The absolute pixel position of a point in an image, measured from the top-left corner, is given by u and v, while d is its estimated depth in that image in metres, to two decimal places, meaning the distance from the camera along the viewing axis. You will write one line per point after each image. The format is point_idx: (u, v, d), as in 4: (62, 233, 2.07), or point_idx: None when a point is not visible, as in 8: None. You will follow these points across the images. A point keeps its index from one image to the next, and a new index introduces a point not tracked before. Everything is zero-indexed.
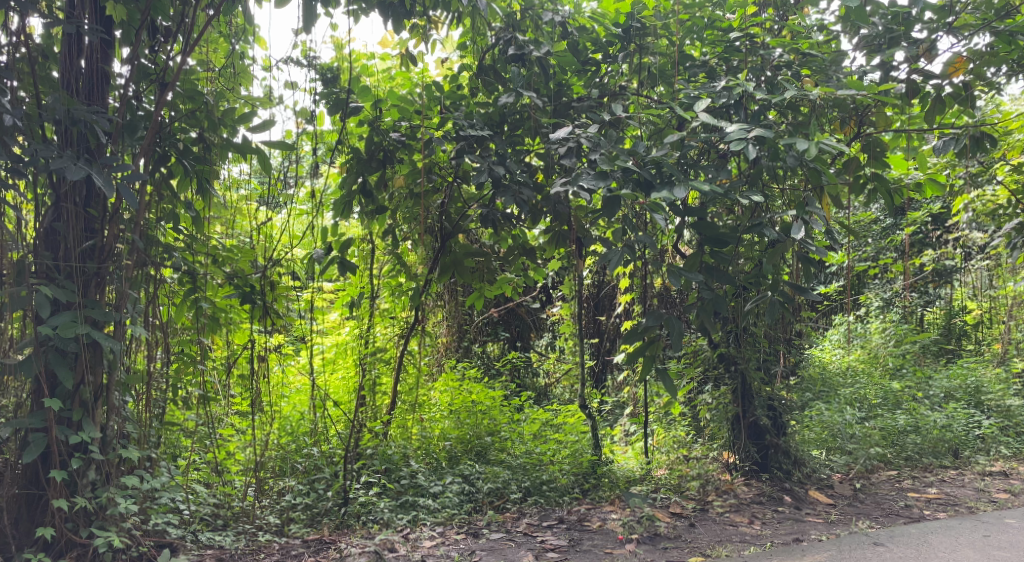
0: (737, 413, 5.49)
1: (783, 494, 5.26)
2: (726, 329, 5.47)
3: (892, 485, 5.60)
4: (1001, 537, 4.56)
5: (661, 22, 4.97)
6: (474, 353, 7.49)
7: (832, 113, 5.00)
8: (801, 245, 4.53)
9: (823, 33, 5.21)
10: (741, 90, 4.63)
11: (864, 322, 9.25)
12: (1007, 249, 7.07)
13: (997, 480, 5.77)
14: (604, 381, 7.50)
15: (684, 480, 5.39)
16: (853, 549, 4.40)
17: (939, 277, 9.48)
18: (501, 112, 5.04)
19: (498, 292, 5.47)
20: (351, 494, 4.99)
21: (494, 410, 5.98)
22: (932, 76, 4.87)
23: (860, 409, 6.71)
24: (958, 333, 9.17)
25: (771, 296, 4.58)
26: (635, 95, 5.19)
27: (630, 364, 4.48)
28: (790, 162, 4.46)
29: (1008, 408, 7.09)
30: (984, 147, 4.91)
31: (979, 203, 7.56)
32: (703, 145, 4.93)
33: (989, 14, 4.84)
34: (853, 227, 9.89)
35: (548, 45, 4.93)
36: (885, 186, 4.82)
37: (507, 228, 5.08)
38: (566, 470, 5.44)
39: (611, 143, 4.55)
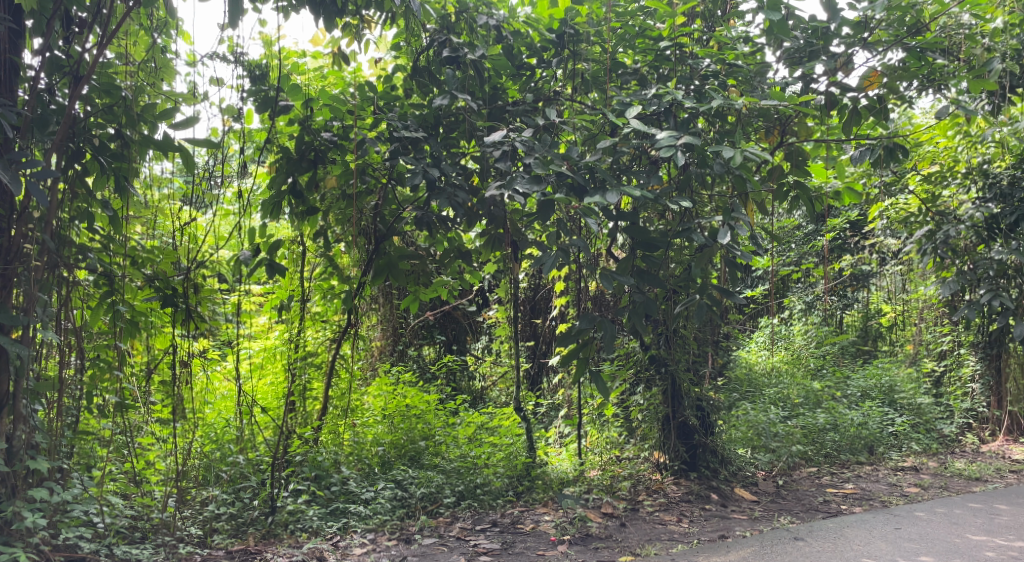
0: (667, 413, 5.60)
1: (710, 492, 5.41)
2: (656, 331, 5.55)
3: (812, 481, 5.83)
4: (911, 529, 4.81)
5: (594, 30, 5.04)
6: (409, 357, 7.45)
7: (757, 122, 5.18)
8: (728, 250, 4.67)
9: (748, 44, 5.36)
10: (671, 98, 4.76)
11: (788, 324, 9.70)
12: (918, 255, 7.48)
13: (908, 475, 6.08)
14: (539, 383, 7.51)
15: (616, 481, 5.47)
16: (774, 544, 4.57)
17: (857, 282, 9.95)
18: (436, 114, 5.01)
19: (433, 295, 5.42)
20: (279, 502, 4.87)
21: (429, 414, 5.95)
22: (850, 88, 5.07)
23: (783, 408, 7.01)
24: (874, 335, 9.63)
25: (699, 298, 4.70)
26: (570, 100, 5.22)
27: (564, 366, 4.53)
28: (716, 169, 4.62)
29: (919, 406, 7.46)
30: (897, 157, 5.17)
31: (894, 211, 7.59)
32: (635, 151, 5.03)
33: (901, 31, 5.12)
34: (777, 233, 10.26)
35: (483, 49, 4.94)
36: (806, 194, 5.03)
37: (443, 230, 5.06)
38: (500, 473, 5.45)
39: (545, 147, 4.60)
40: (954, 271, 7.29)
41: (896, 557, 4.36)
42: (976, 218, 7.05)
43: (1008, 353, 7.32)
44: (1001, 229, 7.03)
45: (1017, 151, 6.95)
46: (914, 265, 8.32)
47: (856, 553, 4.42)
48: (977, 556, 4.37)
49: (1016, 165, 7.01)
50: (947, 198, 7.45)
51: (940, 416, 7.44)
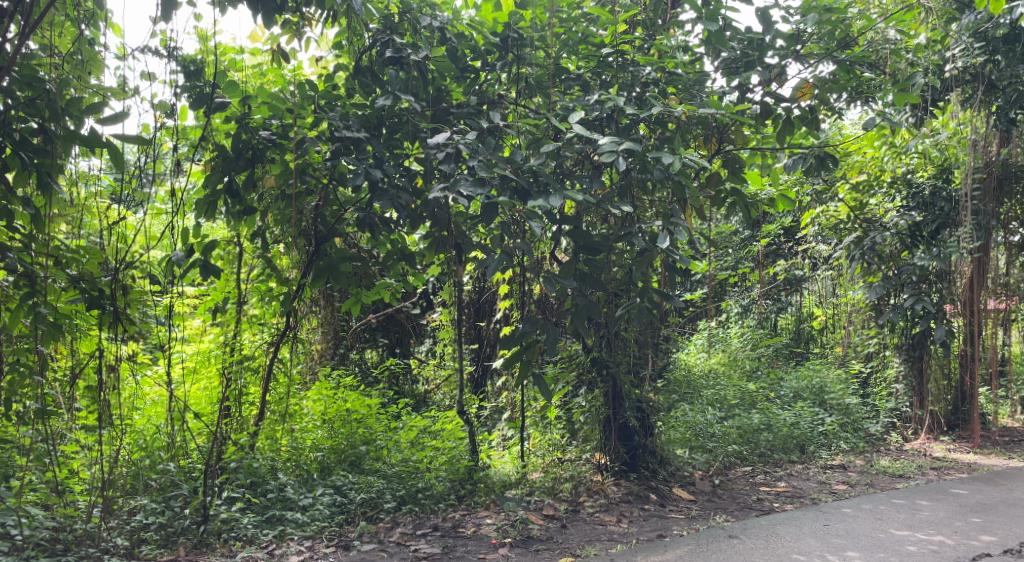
0: (608, 415, 5.66)
1: (649, 492, 5.51)
2: (598, 333, 5.59)
3: (747, 480, 6.00)
4: (839, 525, 4.99)
5: (538, 35, 5.10)
6: (351, 360, 7.36)
7: (696, 130, 5.29)
8: (668, 254, 4.76)
9: (688, 53, 5.52)
10: (613, 105, 4.82)
11: (725, 327, 9.96)
12: (847, 261, 7.78)
13: (837, 473, 6.31)
14: (482, 387, 7.48)
15: (558, 483, 5.50)
16: (709, 542, 4.68)
17: (791, 285, 10.25)
18: (378, 115, 4.94)
19: (376, 297, 5.36)
20: (212, 510, 4.72)
21: (370, 419, 5.83)
22: (783, 98, 5.24)
23: (720, 409, 7.19)
24: (806, 338, 9.89)
25: (640, 302, 4.78)
26: (513, 104, 5.27)
27: (507, 369, 4.56)
28: (656, 175, 4.70)
29: (847, 406, 7.75)
30: (828, 166, 5.37)
31: (824, 218, 7.99)
32: (578, 155, 5.08)
33: (831, 44, 5.33)
34: (715, 238, 10.51)
35: (427, 50, 4.91)
36: (743, 201, 5.18)
37: (386, 232, 5.01)
38: (442, 477, 5.38)
39: (489, 150, 4.61)
40: (881, 277, 7.58)
41: (824, 553, 4.51)
42: (900, 226, 7.41)
43: (929, 356, 7.64)
44: (923, 237, 7.43)
45: (939, 162, 7.39)
46: (843, 270, 8.55)
47: (787, 550, 4.55)
48: (900, 550, 4.55)
49: (937, 176, 7.44)
50: (874, 207, 7.73)
51: (867, 415, 7.81)
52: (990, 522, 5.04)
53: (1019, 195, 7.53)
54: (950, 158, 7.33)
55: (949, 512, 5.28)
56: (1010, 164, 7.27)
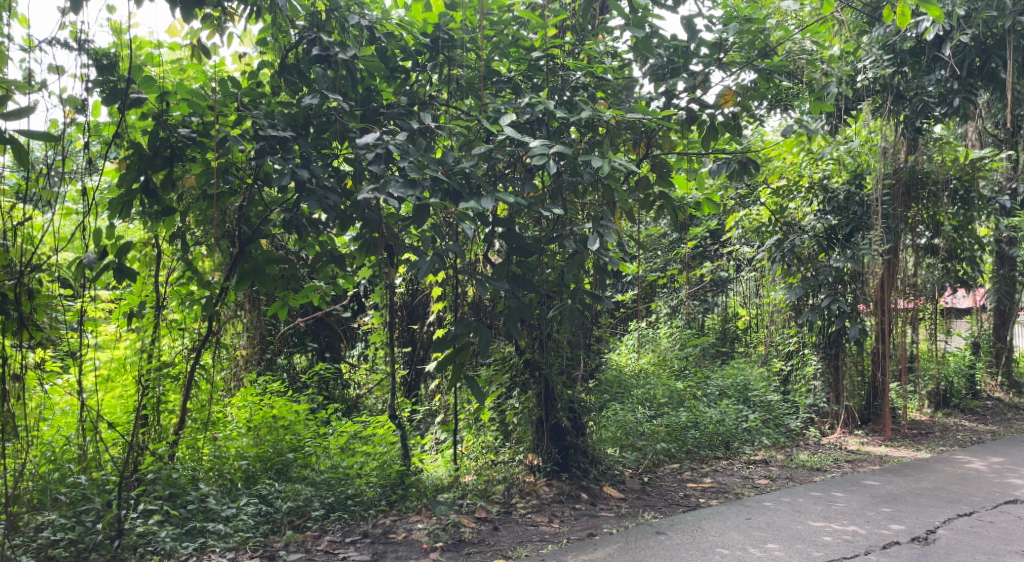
0: (541, 416, 5.68)
1: (580, 492, 5.56)
2: (531, 335, 5.60)
3: (675, 477, 6.13)
4: (760, 518, 5.16)
5: (468, 36, 5.05)
6: (279, 366, 7.16)
7: (626, 135, 5.35)
8: (598, 256, 4.85)
9: (616, 59, 5.55)
10: (543, 108, 4.85)
11: (655, 327, 10.18)
12: (768, 263, 8.09)
13: (759, 467, 6.52)
14: (416, 390, 7.41)
15: (492, 485, 5.52)
16: (638, 539, 4.76)
17: (718, 286, 10.66)
18: (305, 113, 4.82)
19: (304, 300, 5.32)
20: (127, 524, 4.52)
21: (297, 425, 5.70)
22: (708, 105, 5.41)
23: (650, 408, 7.38)
24: (731, 337, 10.19)
25: (571, 303, 4.87)
26: (444, 106, 5.21)
27: (441, 371, 4.61)
28: (586, 178, 4.77)
29: (769, 403, 8.02)
30: (750, 171, 5.56)
31: (747, 221, 8.28)
32: (510, 157, 5.08)
33: (752, 53, 5.45)
34: (644, 241, 10.69)
35: (355, 49, 4.83)
36: (670, 205, 5.34)
37: (314, 233, 4.91)
38: (373, 482, 5.31)
39: (419, 151, 4.58)
40: (799, 278, 7.90)
41: (747, 546, 4.66)
42: (817, 229, 7.69)
43: (844, 353, 8.01)
44: (839, 239, 7.70)
45: (852, 168, 7.69)
46: (765, 271, 8.87)
47: (711, 544, 4.68)
48: (817, 541, 4.74)
49: (850, 181, 7.74)
50: (793, 210, 8.02)
51: (788, 411, 8.04)
52: (899, 512, 5.31)
53: (925, 200, 7.91)
54: (862, 165, 7.67)
55: (862, 503, 5.54)
56: (916, 171, 7.79)
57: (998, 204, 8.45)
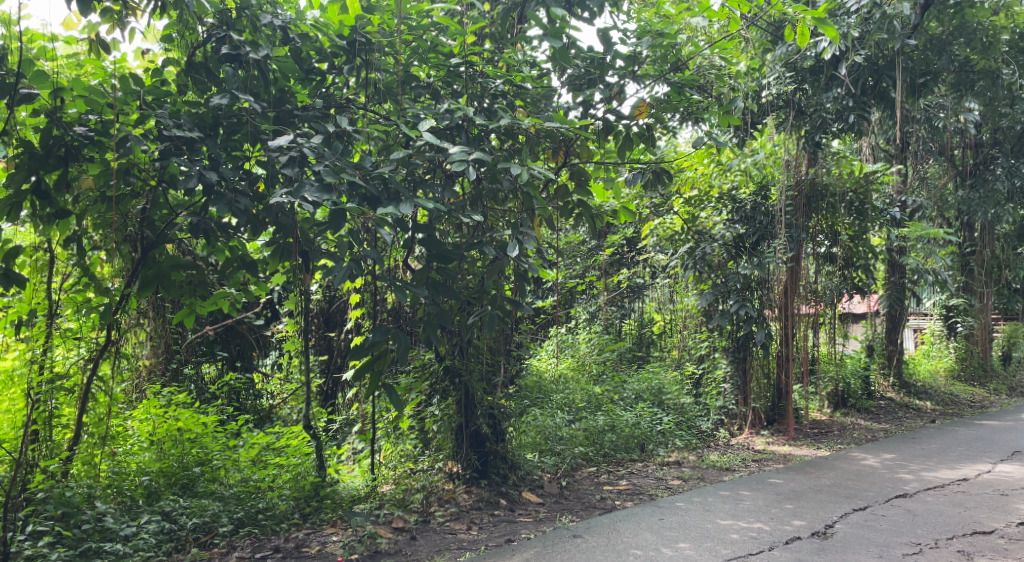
0: (460, 423, 5.67)
1: (499, 498, 5.57)
2: (451, 342, 5.58)
3: (592, 481, 6.21)
4: (672, 518, 5.29)
5: (386, 41, 4.93)
6: (186, 377, 6.86)
7: (545, 143, 5.41)
8: (517, 263, 4.88)
9: (535, 68, 5.63)
10: (462, 114, 4.84)
11: (574, 333, 10.37)
12: (681, 271, 8.43)
13: (672, 468, 6.69)
14: (332, 399, 7.25)
15: (409, 494, 5.42)
16: (556, 543, 4.80)
17: (634, 293, 10.71)
18: (214, 113, 4.61)
19: (212, 308, 5.06)
20: (13, 548, 4.22)
21: (205, 438, 5.44)
22: (623, 116, 5.56)
23: (569, 412, 7.52)
24: (648, 342, 10.47)
25: (491, 310, 4.97)
26: (360, 110, 5.10)
27: (358, 379, 4.63)
28: (506, 185, 4.78)
29: (682, 406, 8.25)
30: (664, 181, 5.81)
31: (662, 229, 8.44)
32: (429, 164, 5.03)
33: (664, 67, 5.67)
34: (562, 247, 10.71)
35: (268, 48, 4.73)
36: (588, 212, 5.47)
37: (224, 238, 4.73)
38: (285, 495, 5.13)
39: (335, 154, 4.50)
40: (710, 284, 8.20)
41: (660, 546, 4.77)
42: (726, 237, 8.05)
43: (751, 357, 8.33)
44: (746, 247, 8.11)
45: (758, 179, 8.12)
46: (678, 278, 9.02)
47: (626, 546, 4.77)
48: (724, 539, 4.90)
49: (757, 192, 8.15)
50: (704, 220, 8.26)
51: (699, 413, 8.30)
52: (801, 508, 5.56)
53: (824, 211, 8.30)
54: (767, 177, 8.12)
55: (766, 500, 5.77)
56: (816, 183, 8.14)
57: (889, 215, 8.99)
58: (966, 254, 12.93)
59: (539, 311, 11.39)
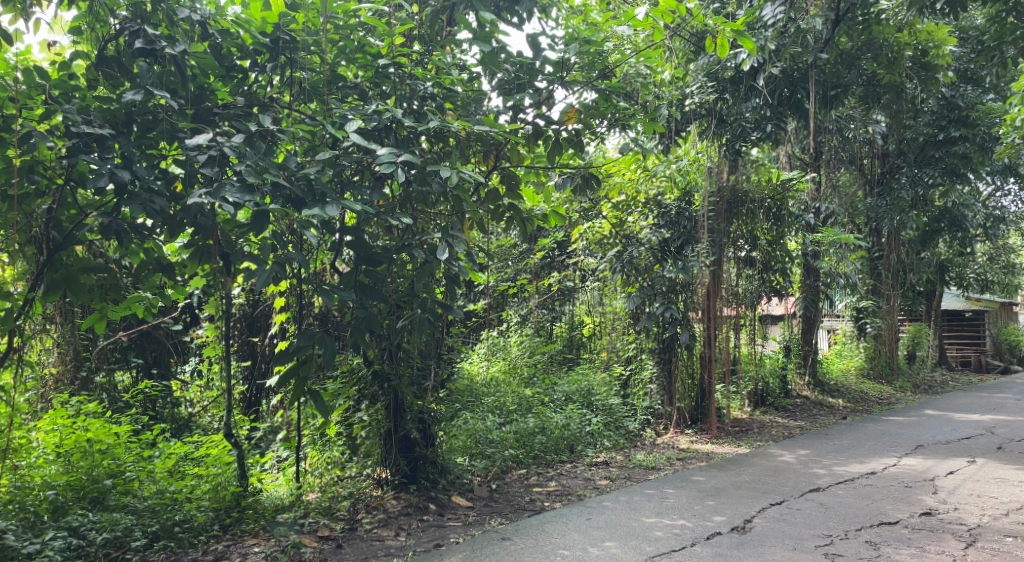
0: (389, 428, 5.58)
1: (428, 503, 5.51)
2: (380, 346, 5.49)
3: (522, 483, 6.23)
4: (600, 518, 5.35)
5: (311, 39, 4.83)
6: (96, 386, 6.55)
7: (476, 147, 5.42)
8: (447, 266, 4.86)
9: (466, 71, 5.59)
10: (390, 116, 4.77)
11: (506, 335, 10.43)
12: (610, 273, 8.51)
13: (601, 469, 6.77)
14: (256, 406, 7.07)
15: (336, 502, 5.33)
16: (484, 546, 4.78)
17: (563, 295, 10.83)
18: (127, 110, 4.41)
19: (125, 312, 4.87)
20: None
21: (117, 449, 5.18)
22: (553, 121, 5.62)
23: (500, 415, 7.60)
24: (578, 344, 10.58)
25: (421, 313, 4.91)
26: (285, 108, 4.97)
27: (282, 385, 4.54)
28: (435, 188, 4.75)
29: (610, 407, 8.35)
30: (592, 186, 5.89)
31: (591, 233, 8.58)
32: (357, 165, 4.94)
33: (592, 74, 5.74)
34: (495, 250, 10.99)
35: (185, 44, 4.52)
36: (520, 216, 5.48)
37: (138, 240, 4.52)
38: (204, 507, 4.90)
39: (258, 154, 4.36)
40: (637, 287, 8.34)
41: (587, 546, 4.81)
42: (653, 242, 8.20)
43: (676, 357, 8.52)
44: (671, 251, 8.30)
45: (682, 186, 8.34)
46: (606, 281, 9.20)
47: (554, 546, 4.80)
48: (649, 536, 4.99)
49: (681, 198, 8.39)
50: (631, 224, 8.40)
51: (626, 414, 8.40)
52: (721, 504, 5.71)
53: (744, 217, 8.59)
54: (691, 184, 8.33)
55: (690, 497, 5.91)
56: (736, 190, 8.44)
57: (805, 221, 9.35)
58: (874, 258, 13.61)
59: (470, 314, 11.39)
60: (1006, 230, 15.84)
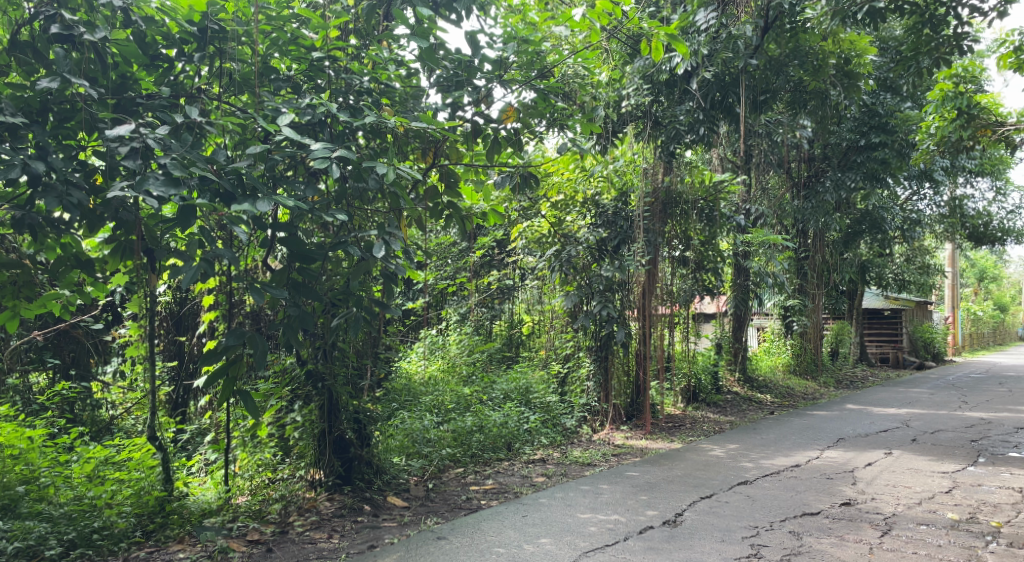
0: (323, 429, 5.49)
1: (362, 504, 5.45)
2: (314, 345, 5.39)
3: (459, 481, 6.21)
4: (535, 515, 5.38)
5: (241, 29, 4.71)
6: (8, 388, 6.26)
7: (414, 143, 5.36)
8: (383, 264, 4.79)
9: (404, 67, 5.57)
10: (325, 110, 4.67)
11: (445, 334, 10.43)
12: (548, 272, 8.56)
13: (538, 466, 6.81)
14: (183, 407, 6.87)
15: (266, 505, 5.21)
16: (419, 546, 4.75)
17: (503, 294, 10.82)
18: (42, 98, 4.21)
19: (41, 310, 4.63)
20: None
21: (30, 454, 4.93)
22: (492, 119, 5.62)
23: (437, 414, 7.58)
24: (517, 342, 10.59)
25: (356, 312, 4.85)
26: (214, 100, 4.79)
27: (210, 386, 4.43)
28: (371, 184, 4.66)
29: (548, 404, 8.39)
30: (530, 185, 5.88)
31: (530, 232, 8.62)
32: (291, 160, 4.83)
33: (530, 73, 5.76)
34: (434, 249, 10.93)
35: (106, 30, 4.35)
36: (459, 214, 5.45)
37: (54, 234, 4.31)
38: (125, 512, 4.72)
39: (184, 147, 4.21)
40: (576, 285, 8.37)
41: (522, 543, 4.83)
42: (590, 241, 8.27)
43: (612, 355, 8.62)
44: (608, 250, 8.45)
45: (619, 186, 8.49)
46: (544, 279, 9.23)
47: (489, 544, 4.79)
48: (583, 532, 5.04)
49: (617, 199, 8.48)
50: (569, 223, 8.43)
51: (564, 410, 8.47)
52: (654, 498, 5.81)
53: (678, 217, 8.75)
54: (626, 184, 8.45)
55: (624, 492, 5.99)
56: (671, 191, 8.57)
57: (737, 222, 9.57)
58: (801, 258, 14.08)
59: (407, 312, 11.31)
60: (922, 233, 16.57)
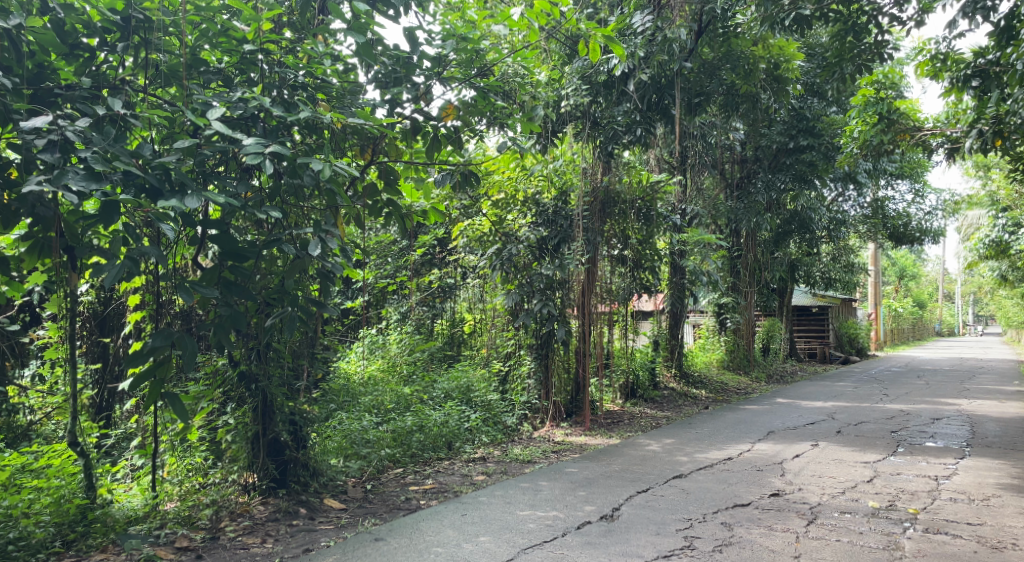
0: (257, 431, 5.36)
1: (298, 507, 5.34)
2: (247, 346, 5.27)
3: (398, 482, 6.15)
4: (474, 514, 5.37)
5: (168, 18, 4.56)
6: None
7: (352, 139, 5.28)
8: (320, 263, 4.69)
9: (341, 62, 5.48)
10: (257, 105, 4.56)
11: (384, 333, 10.32)
12: (489, 270, 8.55)
13: (478, 464, 6.80)
14: (106, 411, 6.63)
15: (196, 510, 5.01)
16: (355, 549, 4.68)
17: (444, 293, 10.71)
18: None
19: None
20: None
21: None
22: (431, 117, 5.58)
23: (376, 414, 7.51)
24: (458, 341, 10.48)
25: (292, 310, 4.74)
26: (139, 92, 4.60)
27: (136, 388, 4.28)
28: (307, 181, 4.56)
29: (489, 403, 8.36)
30: (472, 183, 5.82)
31: (471, 231, 8.59)
32: (221, 156, 4.70)
33: (469, 70, 5.75)
34: (372, 248, 10.79)
35: (21, 17, 4.15)
36: (398, 212, 5.40)
37: None
38: (44, 522, 4.49)
39: (107, 141, 4.07)
40: (516, 284, 8.43)
41: (460, 542, 4.81)
42: (530, 240, 8.31)
43: (552, 353, 8.68)
44: (548, 249, 8.48)
45: (559, 185, 8.45)
46: (485, 278, 9.24)
47: (428, 544, 4.76)
48: (522, 529, 5.06)
49: (557, 197, 8.49)
50: (510, 222, 8.46)
51: (505, 409, 8.44)
52: (592, 494, 5.87)
53: (616, 217, 8.87)
54: (567, 184, 8.45)
55: (562, 489, 6.03)
56: (609, 191, 8.69)
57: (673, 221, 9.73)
58: (734, 257, 14.38)
59: (346, 312, 11.13)
60: (848, 232, 17.21)
